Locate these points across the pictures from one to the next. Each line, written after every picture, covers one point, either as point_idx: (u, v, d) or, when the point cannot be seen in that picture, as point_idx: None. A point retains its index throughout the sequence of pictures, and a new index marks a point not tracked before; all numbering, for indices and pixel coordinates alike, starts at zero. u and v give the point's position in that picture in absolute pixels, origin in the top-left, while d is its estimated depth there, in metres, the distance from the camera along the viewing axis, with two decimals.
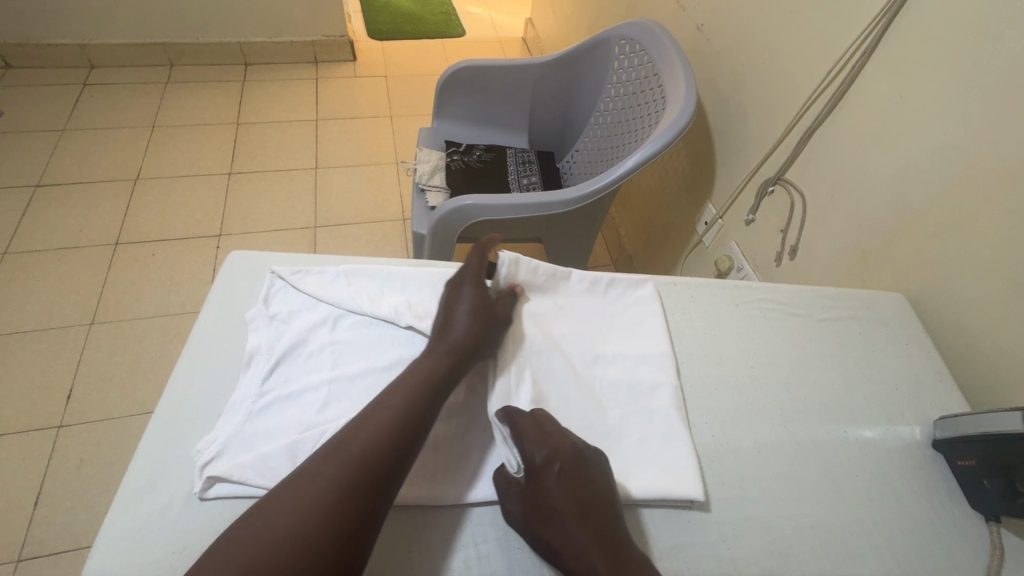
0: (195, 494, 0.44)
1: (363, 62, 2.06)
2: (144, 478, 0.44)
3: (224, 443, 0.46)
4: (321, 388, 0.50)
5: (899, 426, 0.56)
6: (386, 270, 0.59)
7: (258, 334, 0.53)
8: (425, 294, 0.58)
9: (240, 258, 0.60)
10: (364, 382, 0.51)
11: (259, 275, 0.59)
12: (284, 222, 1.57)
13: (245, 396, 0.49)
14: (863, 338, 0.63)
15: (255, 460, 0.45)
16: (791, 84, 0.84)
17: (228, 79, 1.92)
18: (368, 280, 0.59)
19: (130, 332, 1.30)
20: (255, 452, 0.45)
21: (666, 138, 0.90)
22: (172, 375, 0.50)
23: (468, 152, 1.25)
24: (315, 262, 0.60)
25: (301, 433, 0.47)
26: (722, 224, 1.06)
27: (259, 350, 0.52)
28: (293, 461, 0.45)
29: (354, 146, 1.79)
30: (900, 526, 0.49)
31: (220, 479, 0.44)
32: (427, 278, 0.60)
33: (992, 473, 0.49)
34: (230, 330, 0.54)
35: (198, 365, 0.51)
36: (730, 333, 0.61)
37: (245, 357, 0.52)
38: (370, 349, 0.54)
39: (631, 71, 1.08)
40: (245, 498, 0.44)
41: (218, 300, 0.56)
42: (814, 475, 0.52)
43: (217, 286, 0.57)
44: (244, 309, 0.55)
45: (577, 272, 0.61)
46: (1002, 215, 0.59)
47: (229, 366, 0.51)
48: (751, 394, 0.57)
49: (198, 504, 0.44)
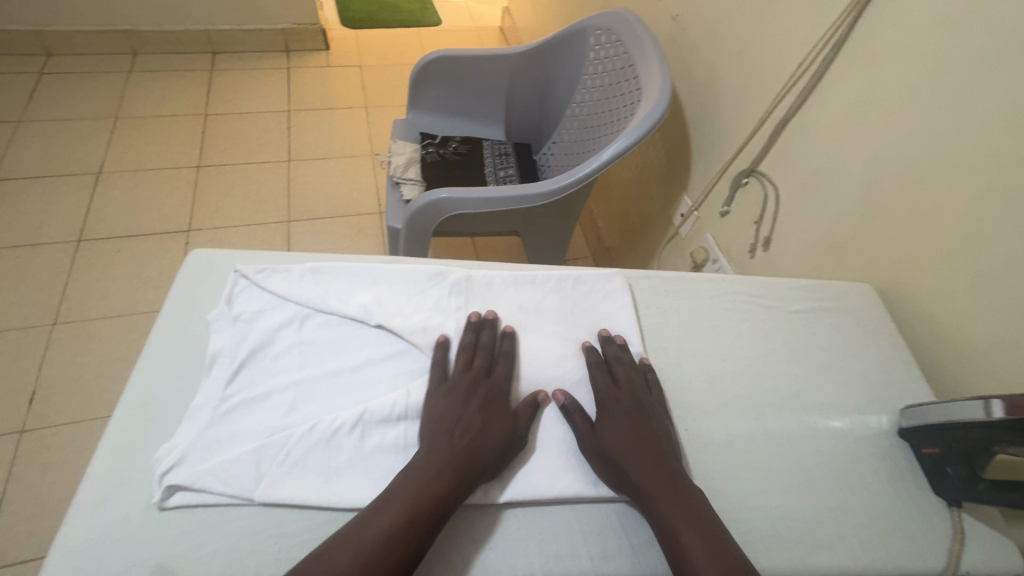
0: (155, 504, 0.42)
1: (337, 50, 2.01)
2: (100, 488, 0.43)
3: (185, 450, 0.44)
4: (289, 390, 0.49)
5: (866, 415, 0.57)
6: (355, 267, 0.58)
7: (222, 336, 0.51)
8: (395, 291, 0.57)
9: (202, 256, 0.57)
10: (333, 384, 0.50)
11: (222, 273, 0.56)
12: (256, 216, 1.53)
13: (207, 400, 0.47)
14: (832, 329, 0.64)
15: (218, 467, 0.43)
16: (764, 76, 0.84)
17: (195, 68, 1.86)
18: (336, 277, 0.57)
19: (95, 332, 1.25)
20: (218, 458, 0.44)
21: (641, 131, 0.89)
22: (129, 380, 0.48)
23: (444, 144, 1.23)
24: (280, 260, 0.58)
25: (267, 437, 0.46)
26: (697, 216, 1.06)
27: (222, 352, 0.50)
28: (258, 467, 0.44)
29: (328, 137, 1.74)
30: (867, 514, 0.50)
31: (181, 488, 0.43)
32: (398, 275, 0.58)
33: (955, 460, 0.50)
34: (191, 332, 0.52)
35: (158, 369, 0.49)
36: (702, 327, 0.62)
37: (207, 360, 0.50)
38: (339, 349, 0.52)
39: (607, 62, 1.08)
40: (208, 506, 0.43)
41: (178, 300, 0.54)
42: (785, 466, 0.52)
43: (177, 286, 0.54)
44: (206, 310, 0.53)
45: (542, 273, 0.61)
46: (967, 207, 0.60)
47: (190, 369, 0.49)
48: (725, 387, 0.57)
49: (158, 513, 0.42)
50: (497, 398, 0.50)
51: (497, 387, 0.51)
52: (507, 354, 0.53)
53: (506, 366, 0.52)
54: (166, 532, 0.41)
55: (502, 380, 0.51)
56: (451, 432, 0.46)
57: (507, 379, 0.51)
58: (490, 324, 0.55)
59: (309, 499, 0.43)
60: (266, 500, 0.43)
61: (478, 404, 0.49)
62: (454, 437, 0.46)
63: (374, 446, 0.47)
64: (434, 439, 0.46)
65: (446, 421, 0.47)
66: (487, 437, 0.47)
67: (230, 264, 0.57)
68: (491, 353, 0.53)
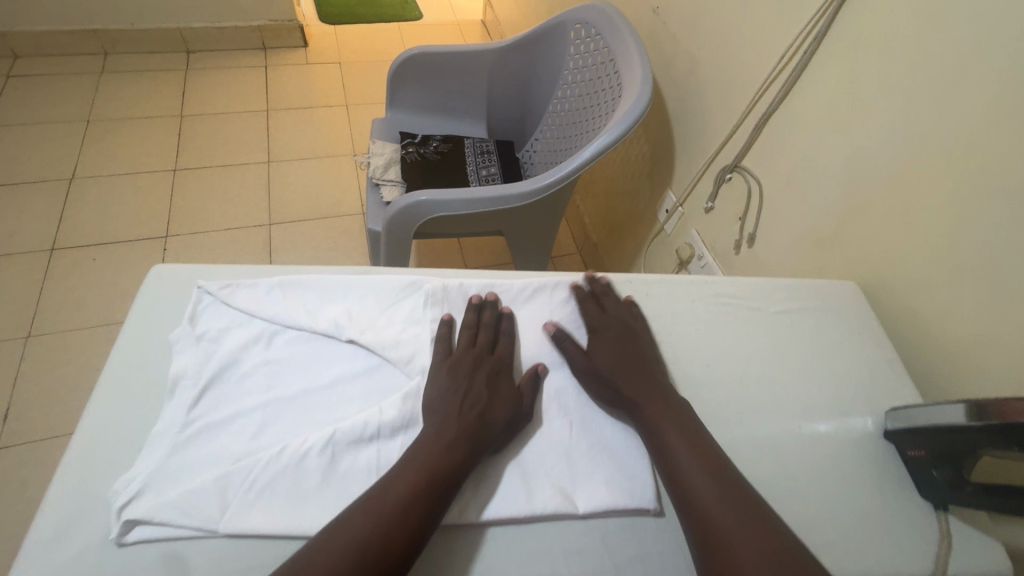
0: (112, 540, 0.40)
1: (315, 47, 1.96)
2: (54, 524, 0.40)
3: (145, 481, 0.42)
4: (255, 413, 0.47)
5: (853, 418, 0.56)
6: (325, 281, 0.55)
7: (185, 356, 0.49)
8: (367, 304, 0.55)
9: (165, 271, 0.55)
10: (302, 404, 0.48)
11: (185, 290, 0.54)
12: (236, 220, 1.50)
13: (169, 427, 0.45)
14: (817, 329, 0.63)
15: (179, 498, 0.41)
16: (746, 69, 0.82)
17: (169, 68, 1.81)
18: (306, 291, 0.55)
19: (71, 344, 1.22)
20: (180, 489, 0.42)
21: (621, 128, 0.88)
22: (86, 408, 0.46)
23: (424, 144, 1.19)
24: (247, 275, 0.56)
25: (231, 465, 0.44)
26: (682, 212, 1.05)
27: (184, 375, 0.48)
28: (222, 496, 0.42)
29: (308, 137, 1.71)
30: (854, 520, 0.49)
31: (141, 522, 0.41)
32: (370, 287, 0.56)
33: (941, 463, 0.50)
34: (152, 354, 0.49)
35: (117, 395, 0.47)
36: (686, 331, 0.60)
37: (169, 384, 0.47)
38: (308, 367, 0.50)
39: (587, 57, 1.06)
40: (170, 540, 0.41)
41: (139, 321, 0.51)
42: (770, 473, 0.51)
43: (137, 306, 0.52)
44: (168, 330, 0.51)
45: (519, 281, 0.59)
46: (950, 201, 0.59)
47: (151, 394, 0.47)
48: (709, 392, 0.56)
49: (116, 550, 0.40)
50: (501, 373, 0.51)
51: (501, 362, 0.52)
52: (508, 333, 0.55)
53: (508, 344, 0.54)
54: (125, 567, 0.39)
55: (505, 357, 0.53)
56: (460, 405, 0.48)
57: (510, 355, 0.53)
58: (490, 304, 0.56)
59: (275, 529, 0.41)
60: (229, 531, 0.41)
61: (484, 379, 0.50)
62: (463, 409, 0.48)
63: (345, 469, 0.45)
64: (443, 411, 0.47)
65: (453, 397, 0.48)
66: (495, 409, 0.48)
67: (194, 280, 0.55)
68: (494, 331, 0.55)
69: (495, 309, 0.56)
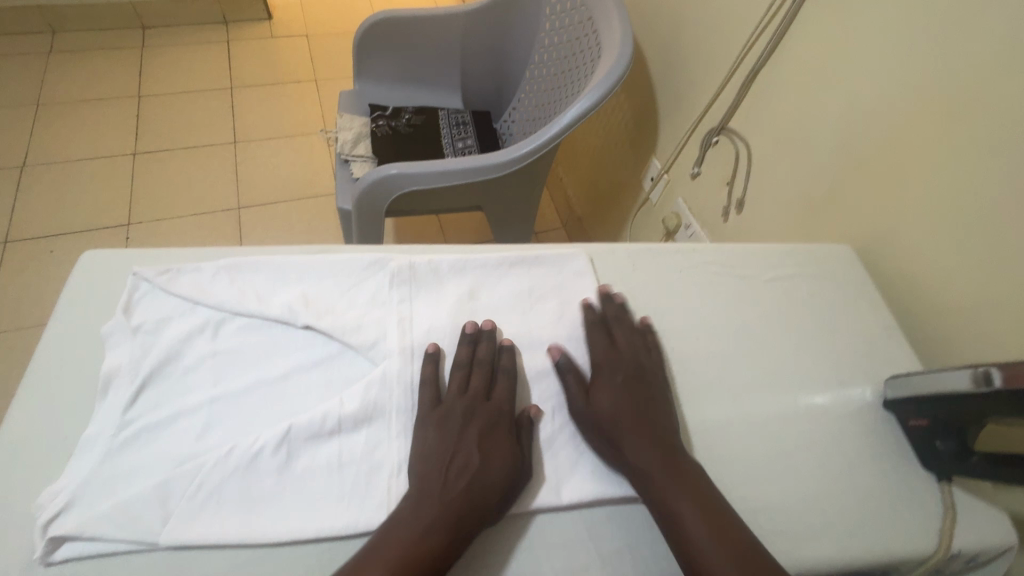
0: (37, 560, 0.36)
1: (280, 19, 1.85)
2: None
3: (73, 493, 0.37)
4: (200, 410, 0.42)
5: (850, 388, 0.53)
6: (277, 262, 0.50)
7: (119, 353, 0.44)
8: (326, 286, 0.50)
9: (96, 257, 0.50)
10: (253, 398, 0.43)
11: (120, 277, 0.49)
12: (203, 205, 1.42)
13: (101, 430, 0.40)
14: (812, 296, 0.59)
15: (112, 510, 0.37)
16: (732, 23, 0.77)
17: (122, 45, 1.70)
18: (256, 274, 0.50)
19: (31, 341, 1.16)
20: (113, 499, 0.37)
21: (601, 92, 0.82)
22: (9, 413, 0.41)
23: (396, 116, 1.13)
24: (190, 258, 0.51)
25: (173, 469, 0.39)
26: (668, 180, 1.00)
27: (118, 371, 0.43)
28: (163, 504, 0.38)
29: (276, 115, 1.62)
30: (853, 497, 0.46)
31: (69, 537, 0.36)
32: (329, 266, 0.51)
33: (945, 434, 0.47)
34: (84, 351, 0.44)
35: (44, 397, 0.42)
36: (674, 303, 0.56)
37: (101, 382, 0.43)
38: (260, 357, 0.45)
39: (564, 17, 0.99)
40: (104, 556, 0.36)
41: (69, 313, 0.46)
42: (765, 452, 0.48)
43: (65, 297, 0.47)
44: (101, 323, 0.46)
45: (495, 254, 0.55)
46: (951, 155, 0.55)
47: (83, 394, 0.42)
48: (698, 368, 0.52)
49: (42, 570, 0.36)
50: (498, 425, 0.44)
51: (498, 411, 0.45)
52: (507, 372, 0.47)
53: (507, 387, 0.46)
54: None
55: (503, 404, 0.45)
56: (446, 472, 0.40)
57: (509, 402, 0.45)
58: (487, 333, 0.49)
59: (223, 537, 0.37)
60: (171, 543, 0.37)
61: (477, 435, 0.43)
62: (449, 478, 0.40)
63: (302, 469, 0.41)
64: (426, 480, 0.40)
65: (439, 460, 0.41)
66: (488, 472, 0.41)
67: (130, 265, 0.49)
68: (490, 370, 0.47)
69: (491, 345, 0.48)
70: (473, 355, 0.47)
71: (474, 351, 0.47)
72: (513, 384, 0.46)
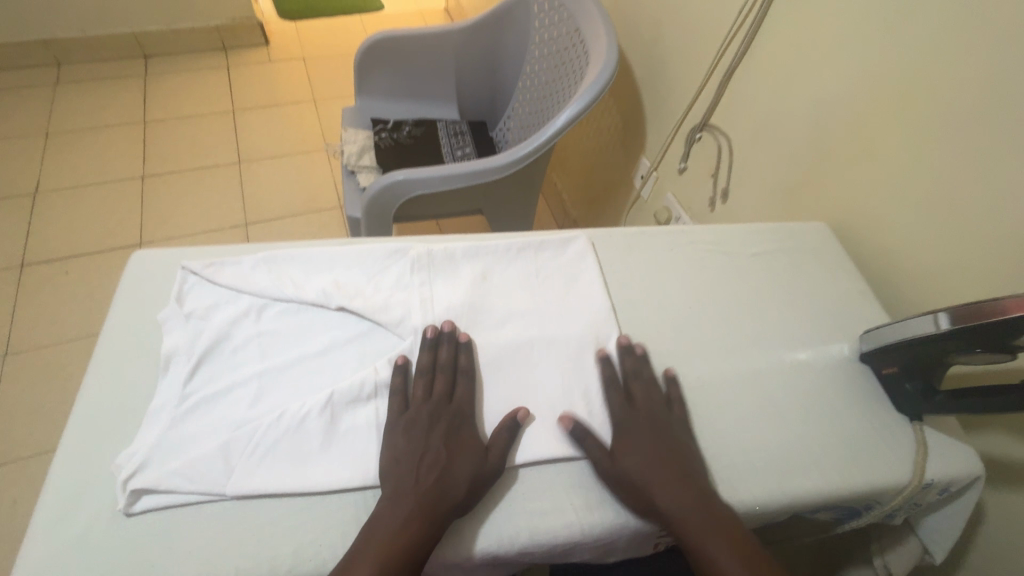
0: (120, 511, 0.41)
1: (277, 45, 1.93)
2: (62, 502, 0.41)
3: (147, 454, 0.42)
4: (251, 382, 0.47)
5: (829, 344, 0.59)
6: (310, 253, 0.56)
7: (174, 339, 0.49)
8: (354, 272, 0.56)
9: (152, 256, 0.55)
10: (297, 371, 0.49)
11: (170, 271, 0.54)
12: (211, 222, 1.48)
13: (166, 402, 0.46)
14: (793, 268, 0.65)
15: (184, 466, 0.42)
16: (707, 29, 0.84)
17: (126, 75, 1.76)
18: (292, 264, 0.55)
19: (52, 358, 1.20)
20: (182, 457, 0.42)
21: (591, 96, 0.89)
22: (84, 392, 0.46)
23: (397, 129, 1.18)
24: (231, 253, 0.56)
25: (233, 431, 0.44)
26: (657, 176, 1.07)
27: (177, 351, 0.48)
28: (227, 461, 0.43)
29: (278, 135, 1.69)
30: (836, 438, 0.52)
31: (146, 491, 0.41)
32: (355, 256, 0.57)
33: (913, 376, 0.53)
34: (144, 337, 0.50)
35: (112, 377, 0.47)
36: (668, 278, 0.62)
37: (162, 361, 0.48)
38: (300, 335, 0.51)
39: (552, 30, 1.06)
40: (178, 506, 0.41)
41: (127, 304, 0.51)
42: (757, 403, 0.53)
43: (122, 291, 0.52)
44: (156, 312, 0.51)
45: (504, 241, 0.60)
46: (908, 135, 0.62)
47: (147, 372, 0.48)
48: (691, 334, 0.58)
49: (125, 520, 0.41)
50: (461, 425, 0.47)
51: (460, 411, 0.47)
52: (465, 372, 0.50)
53: (467, 387, 0.49)
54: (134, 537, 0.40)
55: (465, 403, 0.48)
56: (417, 470, 0.43)
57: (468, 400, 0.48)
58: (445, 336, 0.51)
59: (286, 485, 0.42)
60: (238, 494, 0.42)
61: (442, 435, 0.45)
62: (421, 474, 0.43)
63: (345, 428, 0.46)
64: (399, 479, 0.43)
65: (410, 458, 0.44)
66: (455, 466, 0.44)
67: (178, 261, 0.55)
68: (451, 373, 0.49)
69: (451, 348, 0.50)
70: (436, 359, 0.50)
71: (434, 355, 0.50)
72: (472, 383, 0.49)
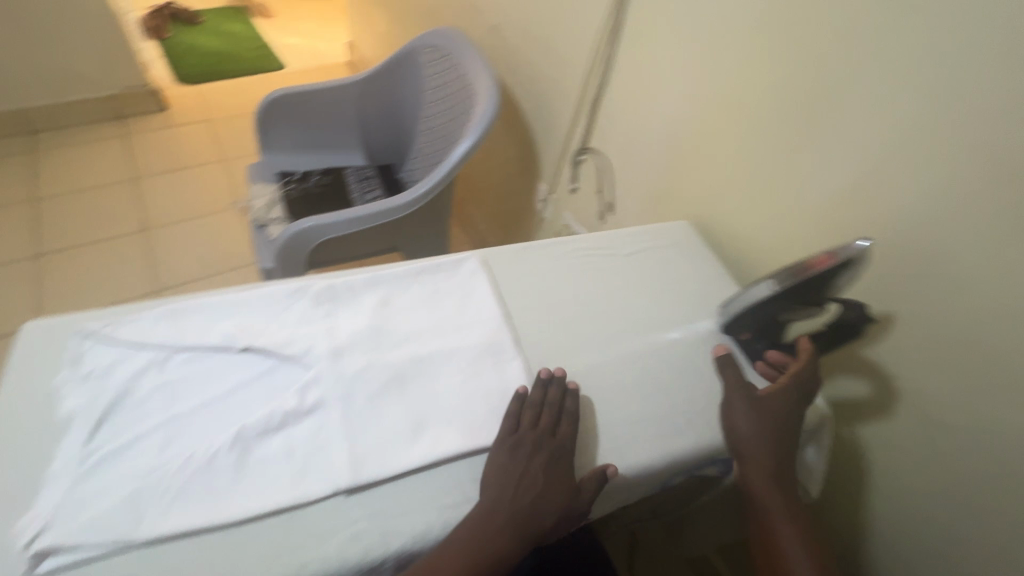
0: (22, 575, 0.42)
1: (177, 108, 1.91)
2: None
3: (49, 516, 0.44)
4: (156, 432, 0.49)
5: (698, 322, 0.68)
6: (211, 300, 0.58)
7: (71, 408, 0.50)
8: (255, 312, 0.58)
9: (41, 326, 0.56)
10: (203, 417, 0.51)
11: (65, 332, 0.55)
12: (119, 294, 1.43)
13: (66, 463, 0.47)
14: (663, 261, 0.75)
15: (90, 522, 0.44)
16: (577, 66, 0.96)
17: (9, 150, 1.67)
18: (194, 311, 0.57)
19: None
20: (86, 515, 0.44)
21: (479, 131, 0.98)
22: None
23: (305, 179, 1.23)
24: (130, 308, 0.58)
25: (139, 482, 0.46)
26: (554, 199, 1.17)
27: (76, 413, 0.50)
28: (134, 511, 0.45)
29: (185, 197, 1.66)
30: (707, 401, 0.61)
31: (51, 552, 0.43)
32: (258, 298, 0.60)
33: (759, 337, 0.64)
34: (37, 402, 0.50)
35: (4, 446, 0.47)
36: (556, 281, 0.69)
37: (61, 424, 0.49)
38: (205, 382, 0.53)
39: (441, 76, 1.16)
40: (85, 561, 0.43)
41: (19, 371, 0.52)
42: (642, 382, 0.61)
43: (13, 357, 0.53)
44: (51, 376, 0.52)
45: (405, 265, 0.67)
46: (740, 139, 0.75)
47: (44, 438, 0.49)
48: (582, 329, 0.65)
49: None
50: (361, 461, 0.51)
51: (561, 445, 0.53)
52: (569, 412, 0.55)
53: (569, 425, 0.54)
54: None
55: (566, 440, 0.53)
56: (517, 486, 0.50)
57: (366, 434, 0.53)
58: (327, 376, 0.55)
59: (200, 523, 0.45)
60: (155, 539, 0.44)
61: (541, 462, 0.52)
62: (519, 490, 0.50)
63: (255, 461, 0.49)
64: (497, 490, 0.50)
65: (508, 479, 0.51)
66: (548, 497, 0.50)
67: (63, 330, 0.55)
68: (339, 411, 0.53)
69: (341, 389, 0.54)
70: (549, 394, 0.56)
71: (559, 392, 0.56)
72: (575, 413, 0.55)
